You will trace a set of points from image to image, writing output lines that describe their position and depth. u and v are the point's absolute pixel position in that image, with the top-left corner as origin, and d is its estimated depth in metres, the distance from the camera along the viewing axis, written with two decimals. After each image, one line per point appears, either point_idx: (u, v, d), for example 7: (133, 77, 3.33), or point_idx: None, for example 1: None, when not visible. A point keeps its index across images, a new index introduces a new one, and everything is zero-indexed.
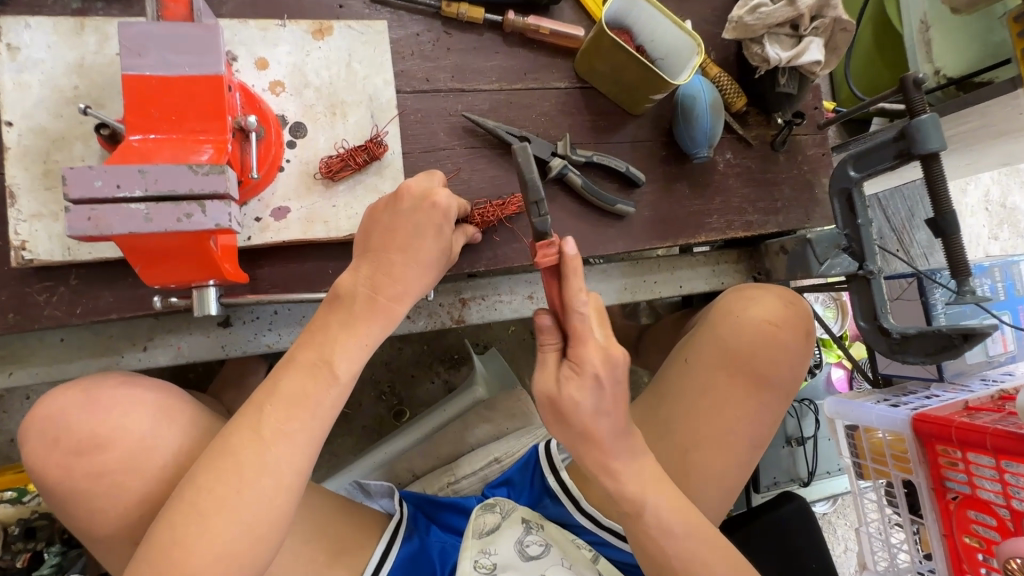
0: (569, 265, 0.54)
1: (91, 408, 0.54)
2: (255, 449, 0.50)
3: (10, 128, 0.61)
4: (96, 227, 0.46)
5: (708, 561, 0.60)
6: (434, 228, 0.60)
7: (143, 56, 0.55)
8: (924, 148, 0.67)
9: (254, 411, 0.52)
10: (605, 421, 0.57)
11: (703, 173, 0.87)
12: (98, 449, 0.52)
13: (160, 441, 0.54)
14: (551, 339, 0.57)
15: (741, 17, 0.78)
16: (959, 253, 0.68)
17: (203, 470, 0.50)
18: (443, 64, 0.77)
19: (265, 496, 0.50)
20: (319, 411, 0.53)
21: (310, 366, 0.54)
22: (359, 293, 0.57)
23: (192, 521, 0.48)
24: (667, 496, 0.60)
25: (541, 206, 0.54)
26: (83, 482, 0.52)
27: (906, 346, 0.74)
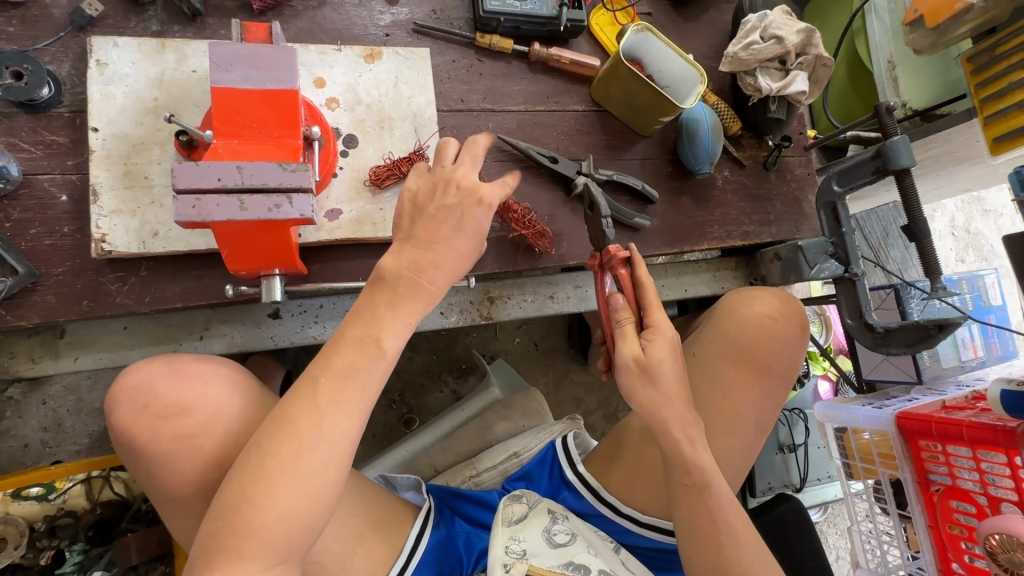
0: (636, 257, 0.73)
1: (174, 379, 0.61)
2: (314, 419, 0.55)
3: (95, 133, 0.68)
4: (199, 213, 0.53)
5: (725, 535, 0.68)
6: (477, 228, 0.64)
7: (230, 72, 0.63)
8: (897, 164, 0.78)
9: (310, 384, 0.57)
10: (680, 386, 0.69)
11: (704, 188, 0.96)
12: (182, 413, 0.59)
13: (234, 408, 0.61)
14: (627, 314, 0.70)
15: (736, 53, 0.90)
16: (931, 254, 0.77)
17: (267, 435, 0.55)
18: (476, 87, 0.87)
19: (321, 461, 0.55)
20: (368, 385, 0.58)
21: (358, 343, 0.59)
22: (402, 277, 0.61)
23: (258, 482, 0.53)
24: (699, 470, 0.68)
25: (608, 219, 0.74)
26: (168, 443, 0.58)
27: (888, 339, 0.83)
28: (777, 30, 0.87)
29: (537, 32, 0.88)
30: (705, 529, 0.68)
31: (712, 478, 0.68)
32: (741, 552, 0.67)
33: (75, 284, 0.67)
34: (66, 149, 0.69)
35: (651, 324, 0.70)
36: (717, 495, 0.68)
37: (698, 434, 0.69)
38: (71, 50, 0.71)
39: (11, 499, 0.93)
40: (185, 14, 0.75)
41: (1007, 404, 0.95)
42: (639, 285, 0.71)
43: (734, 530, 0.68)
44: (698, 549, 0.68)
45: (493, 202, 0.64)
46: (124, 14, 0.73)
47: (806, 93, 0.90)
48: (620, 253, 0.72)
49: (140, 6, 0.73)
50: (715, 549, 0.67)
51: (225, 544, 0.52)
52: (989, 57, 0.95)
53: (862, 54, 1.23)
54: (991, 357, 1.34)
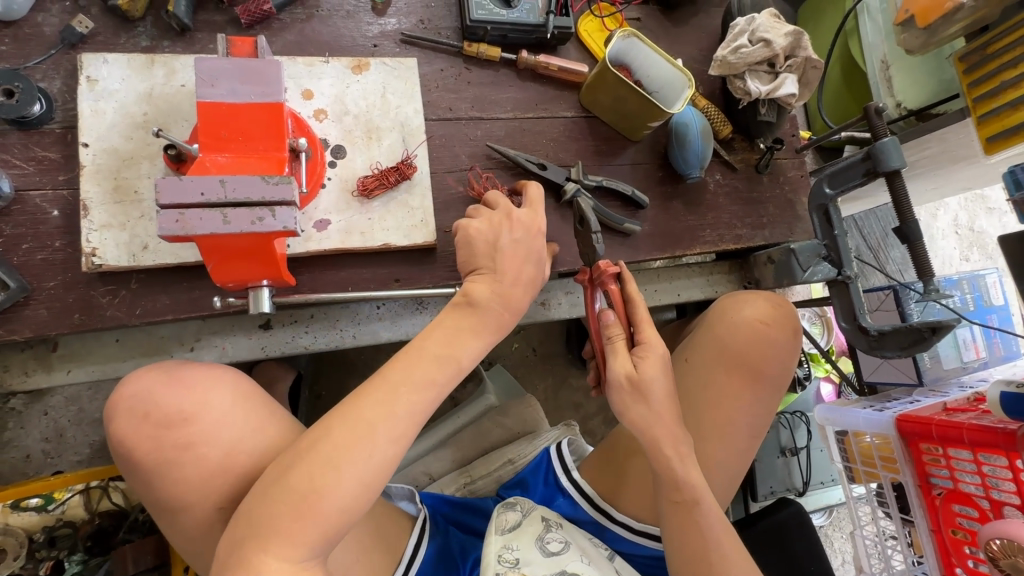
0: (627, 275, 0.73)
1: (175, 386, 0.58)
2: (385, 422, 0.52)
3: (86, 148, 0.69)
4: (182, 228, 0.54)
5: (717, 552, 0.68)
6: (537, 256, 0.67)
7: (215, 86, 0.63)
8: (887, 166, 0.77)
9: (388, 387, 0.54)
10: (671, 402, 0.69)
11: (695, 192, 0.96)
12: (185, 422, 0.57)
13: (240, 415, 0.59)
14: (618, 331, 0.70)
15: (725, 56, 0.90)
16: (923, 256, 0.76)
17: (340, 427, 0.51)
18: (464, 95, 0.87)
19: (383, 463, 0.52)
20: (439, 396, 0.56)
21: (439, 357, 0.57)
22: (491, 306, 0.62)
23: (328, 474, 0.49)
24: (692, 485, 0.68)
25: (598, 237, 0.73)
26: (171, 452, 0.56)
27: (883, 342, 0.82)
28: (764, 34, 0.87)
29: (524, 39, 0.89)
30: (696, 544, 0.68)
31: (702, 496, 0.68)
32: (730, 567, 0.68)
33: (67, 298, 0.68)
34: (57, 165, 0.70)
35: (642, 340, 0.70)
36: (709, 514, 0.68)
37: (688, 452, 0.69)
38: (62, 67, 0.72)
39: (11, 510, 0.95)
40: (174, 30, 0.76)
41: (1007, 406, 0.96)
42: (632, 302, 0.71)
43: (725, 546, 0.68)
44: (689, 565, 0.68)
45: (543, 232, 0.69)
46: (114, 30, 0.74)
47: (796, 96, 0.90)
48: (609, 269, 0.72)
49: (130, 22, 0.74)
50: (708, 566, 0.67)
51: (282, 531, 0.48)
52: (983, 56, 0.94)
53: (856, 54, 1.23)
54: (995, 357, 1.32)
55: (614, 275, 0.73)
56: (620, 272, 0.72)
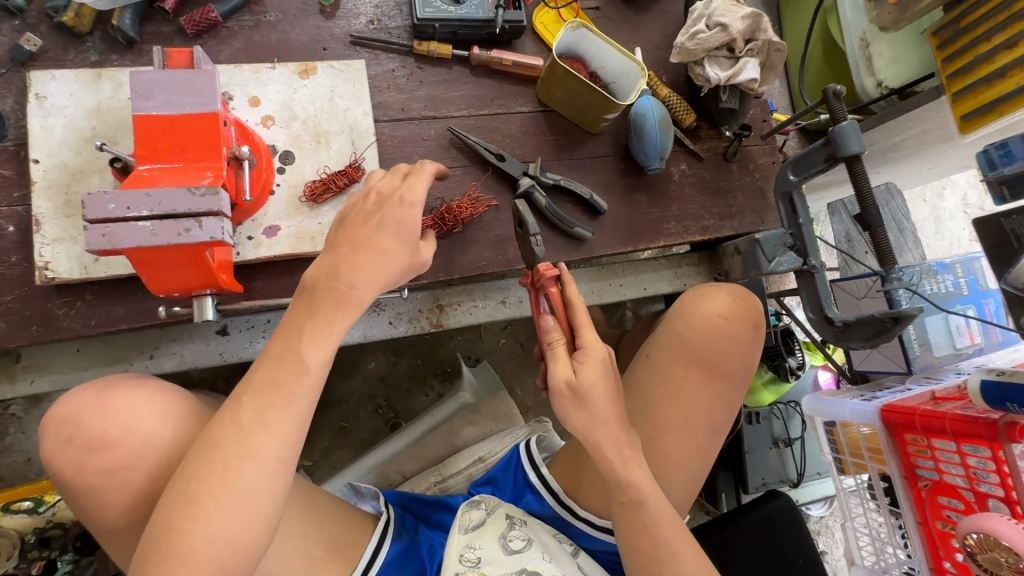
0: (567, 277, 0.72)
1: (100, 410, 0.61)
2: (238, 436, 0.55)
3: (37, 164, 0.71)
4: (109, 241, 0.55)
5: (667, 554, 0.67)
6: (398, 226, 0.63)
7: (150, 99, 0.64)
8: (847, 151, 0.74)
9: (234, 406, 0.56)
10: (613, 404, 0.69)
11: (659, 184, 0.94)
12: (106, 447, 0.60)
13: (162, 439, 0.61)
14: (558, 335, 0.70)
15: (683, 43, 0.87)
16: (885, 244, 0.74)
17: (194, 460, 0.55)
18: (417, 95, 0.87)
19: (248, 483, 0.54)
20: (293, 397, 0.57)
21: (280, 357, 0.58)
22: (320, 283, 0.61)
23: (185, 508, 0.53)
24: (641, 488, 0.68)
25: (537, 238, 0.74)
26: (96, 476, 0.60)
27: (848, 333, 0.79)
28: (721, 18, 0.84)
29: (476, 35, 0.87)
30: (646, 548, 0.67)
31: (646, 497, 0.67)
32: (679, 564, 0.67)
33: (24, 311, 0.70)
34: (12, 182, 0.72)
35: (582, 344, 0.69)
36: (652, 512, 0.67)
37: (634, 454, 0.68)
38: (13, 86, 0.73)
39: (3, 513, 1.00)
40: (122, 43, 0.77)
41: (988, 395, 0.93)
42: (571, 306, 0.71)
43: (676, 544, 0.68)
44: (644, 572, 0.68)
45: (415, 202, 0.65)
46: (63, 46, 0.75)
47: (757, 80, 0.87)
48: (547, 270, 0.72)
49: (78, 38, 0.76)
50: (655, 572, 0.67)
51: (156, 572, 0.52)
52: (957, 30, 0.91)
53: (835, 33, 1.18)
54: (991, 343, 1.27)
55: (553, 276, 0.72)
56: (558, 275, 0.72)
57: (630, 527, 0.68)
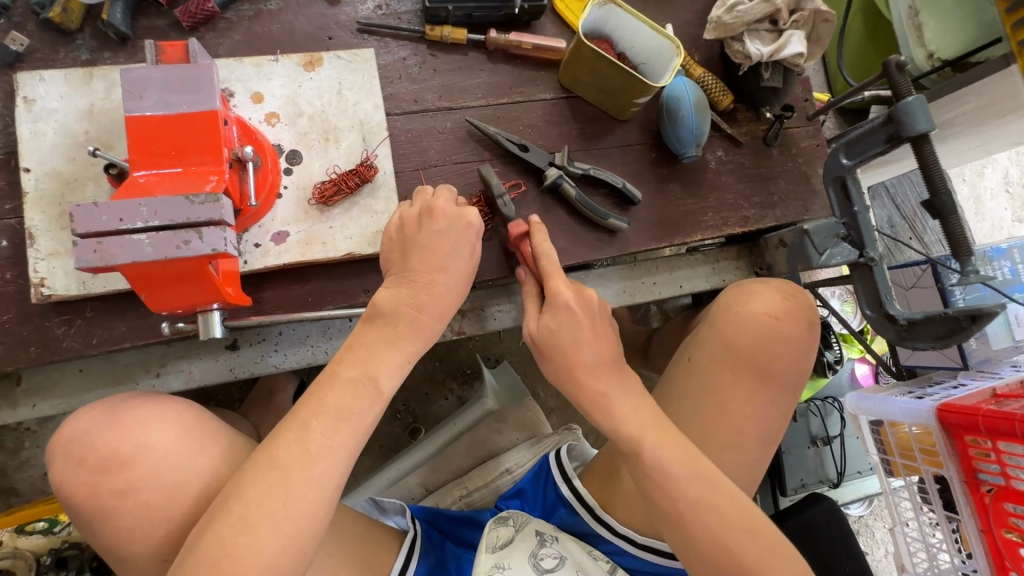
0: (533, 228, 0.71)
1: (113, 428, 0.56)
2: (301, 460, 0.53)
3: (28, 173, 0.66)
4: (101, 257, 0.50)
5: (720, 531, 0.58)
6: (467, 249, 0.65)
7: (143, 98, 0.59)
8: (913, 130, 0.66)
9: (299, 427, 0.54)
10: (586, 349, 0.66)
11: (695, 173, 0.87)
12: (121, 467, 0.54)
13: (181, 457, 0.56)
14: (530, 287, 0.71)
15: (720, 17, 0.79)
16: (959, 233, 0.65)
17: (251, 482, 0.52)
18: (431, 85, 0.80)
19: (307, 509, 0.52)
20: (361, 424, 0.57)
21: (353, 384, 0.57)
22: (402, 313, 0.61)
23: (241, 534, 0.50)
24: (640, 435, 0.62)
25: (504, 198, 0.71)
26: (109, 498, 0.54)
27: (915, 332, 0.71)
28: None
29: (492, 17, 0.81)
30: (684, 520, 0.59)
31: (643, 441, 0.61)
32: (726, 540, 0.58)
33: (21, 331, 0.65)
34: (2, 194, 0.67)
35: (547, 291, 0.67)
36: (658, 458, 0.61)
37: (612, 390, 0.65)
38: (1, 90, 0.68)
39: (18, 534, 0.97)
40: (113, 39, 0.71)
41: None
42: (535, 255, 0.70)
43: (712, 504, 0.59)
44: (696, 557, 0.59)
45: (474, 223, 0.66)
46: (52, 45, 0.70)
47: (804, 56, 0.79)
48: (517, 228, 0.72)
49: (67, 35, 0.70)
50: (708, 558, 0.58)
51: None
52: None
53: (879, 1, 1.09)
54: None
55: (523, 232, 0.72)
56: (526, 228, 0.72)
57: (643, 485, 0.61)
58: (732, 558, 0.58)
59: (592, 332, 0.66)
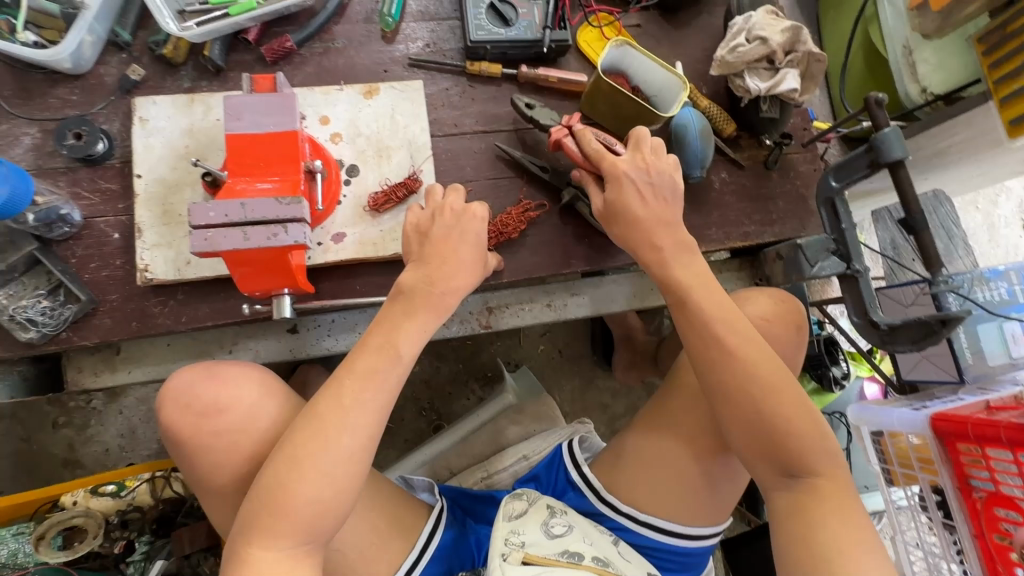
0: (573, 130, 0.82)
1: (212, 382, 0.67)
2: (338, 411, 0.63)
3: (140, 179, 0.80)
4: (210, 245, 0.62)
5: (750, 374, 0.71)
6: (475, 237, 0.75)
7: (241, 119, 0.73)
8: (890, 156, 0.75)
9: (335, 383, 0.65)
10: (648, 210, 0.79)
11: (701, 192, 0.97)
12: (218, 414, 0.66)
13: (265, 408, 0.68)
14: (587, 176, 0.84)
15: (723, 57, 0.91)
16: (930, 247, 0.75)
17: (299, 430, 0.63)
18: (469, 111, 0.93)
19: (344, 453, 0.62)
20: (385, 384, 0.66)
21: (378, 347, 0.67)
22: (417, 288, 0.71)
23: (290, 470, 0.61)
24: (689, 286, 0.76)
25: (529, 161, 0.90)
26: (208, 438, 0.66)
27: (895, 336, 0.79)
28: (760, 31, 0.87)
29: (524, 55, 0.94)
30: (748, 404, 0.71)
31: (690, 291, 0.76)
32: (750, 386, 0.71)
33: (126, 308, 0.79)
34: (117, 195, 0.81)
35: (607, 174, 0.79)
36: (700, 307, 0.75)
37: (669, 249, 0.78)
38: (120, 111, 0.83)
39: (90, 496, 1.08)
40: (210, 71, 0.86)
41: None
42: (584, 153, 0.82)
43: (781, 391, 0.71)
44: (725, 398, 0.72)
45: (482, 215, 0.77)
46: (162, 75, 0.85)
47: (798, 90, 0.89)
48: (551, 143, 0.85)
49: (173, 67, 0.85)
50: (733, 397, 0.72)
51: (263, 524, 0.59)
52: (1003, 36, 0.92)
53: (876, 41, 1.19)
54: None
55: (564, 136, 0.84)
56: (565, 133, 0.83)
57: (690, 335, 0.75)
58: (762, 413, 0.70)
59: (652, 199, 0.79)
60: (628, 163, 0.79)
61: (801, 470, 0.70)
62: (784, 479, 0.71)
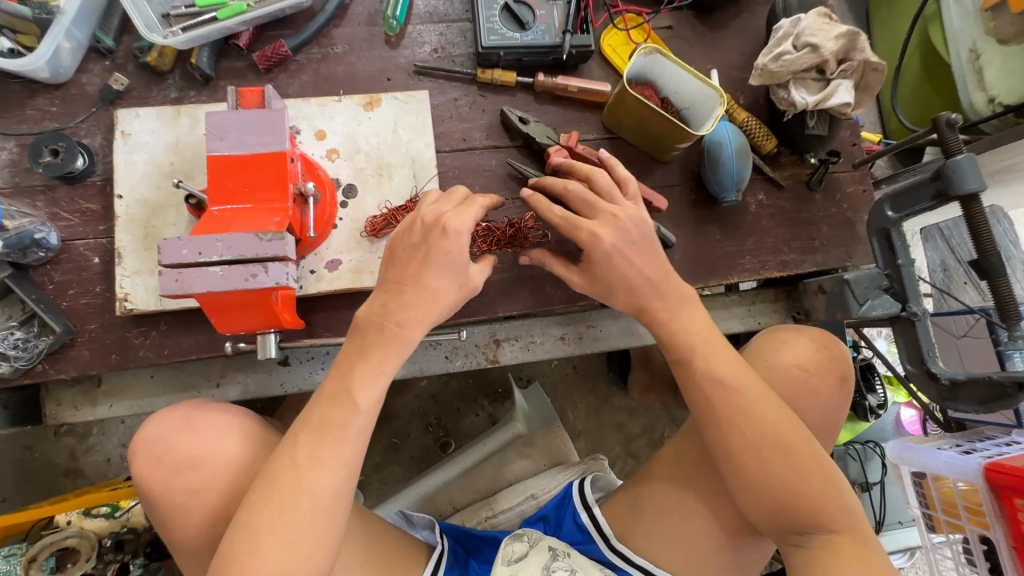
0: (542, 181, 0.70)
1: (188, 433, 0.62)
2: (294, 476, 0.55)
3: (120, 199, 0.74)
4: (182, 287, 0.56)
5: (761, 429, 0.64)
6: (447, 261, 0.60)
7: (224, 139, 0.66)
8: (962, 189, 0.65)
9: (289, 439, 0.57)
10: (634, 271, 0.68)
11: (734, 215, 0.88)
12: (193, 469, 0.60)
13: (243, 461, 0.62)
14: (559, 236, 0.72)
15: (765, 65, 0.80)
16: (1006, 296, 0.65)
17: (255, 495, 0.55)
18: (479, 124, 0.84)
19: (302, 520, 0.54)
20: (345, 437, 0.57)
21: (333, 396, 0.58)
22: (371, 323, 0.60)
23: (245, 541, 0.53)
24: (688, 339, 0.69)
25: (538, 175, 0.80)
26: (182, 496, 0.60)
27: (957, 393, 0.70)
28: (811, 38, 0.77)
29: (541, 62, 0.85)
30: (751, 467, 0.64)
31: (692, 344, 0.68)
32: (760, 444, 0.64)
33: (106, 339, 0.73)
34: (98, 216, 0.75)
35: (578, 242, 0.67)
36: (703, 360, 0.67)
37: (667, 302, 0.69)
38: (102, 124, 0.77)
39: (84, 516, 1.06)
40: (199, 79, 0.79)
41: None
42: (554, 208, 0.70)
43: (787, 448, 0.64)
44: (732, 459, 0.65)
45: (460, 230, 0.60)
46: (147, 84, 0.78)
47: (851, 105, 0.79)
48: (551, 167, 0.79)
49: (159, 76, 0.79)
50: (739, 459, 0.65)
51: None
52: None
53: (937, 43, 1.07)
54: None
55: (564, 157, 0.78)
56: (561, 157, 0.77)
57: (693, 389, 0.68)
58: (776, 475, 0.63)
59: (635, 263, 0.67)
60: (599, 226, 0.67)
61: (814, 532, 0.64)
62: (790, 539, 0.65)
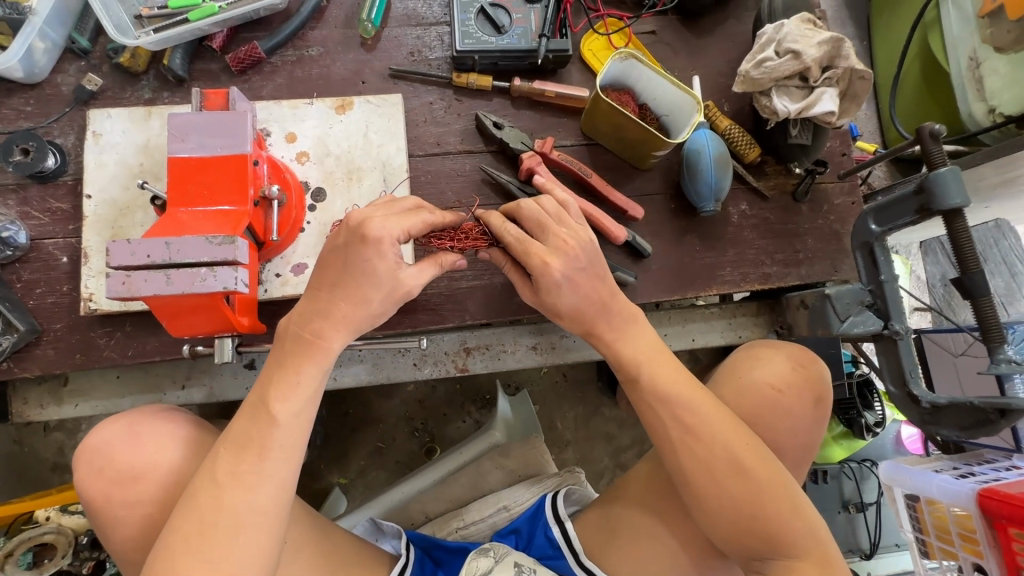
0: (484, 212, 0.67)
1: (130, 444, 0.61)
2: (213, 495, 0.54)
3: (89, 199, 0.74)
4: (128, 289, 0.55)
5: (715, 453, 0.63)
6: (366, 268, 0.57)
7: (185, 141, 0.65)
8: (944, 204, 0.62)
9: (211, 457, 0.56)
10: (584, 295, 0.67)
11: (714, 226, 0.85)
12: (134, 481, 0.60)
13: (184, 473, 0.61)
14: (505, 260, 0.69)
15: (748, 71, 0.77)
16: (989, 316, 0.62)
17: (177, 515, 0.54)
18: (453, 128, 0.83)
19: (223, 539, 0.53)
20: (268, 452, 0.56)
21: (252, 411, 0.57)
22: (291, 333, 0.59)
23: (163, 563, 0.52)
24: (638, 360, 0.68)
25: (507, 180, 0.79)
26: (122, 508, 0.60)
27: (939, 418, 0.67)
28: (793, 44, 0.74)
29: (518, 66, 0.83)
30: (709, 491, 0.63)
31: (640, 366, 0.67)
32: (715, 466, 0.63)
33: (70, 338, 0.73)
34: (67, 216, 0.76)
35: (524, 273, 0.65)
36: (651, 382, 0.67)
37: (619, 323, 0.69)
38: (75, 125, 0.77)
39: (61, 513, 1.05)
40: (172, 81, 0.79)
41: None
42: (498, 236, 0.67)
43: (746, 471, 0.63)
44: (688, 483, 0.64)
45: (380, 236, 0.56)
46: (121, 85, 0.78)
47: (836, 114, 0.76)
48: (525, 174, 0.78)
49: (134, 77, 0.79)
50: (696, 483, 0.64)
51: None
52: None
53: (937, 50, 1.03)
54: None
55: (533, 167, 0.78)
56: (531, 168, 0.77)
57: (645, 413, 0.67)
58: (733, 499, 0.63)
59: (585, 286, 0.66)
60: (549, 253, 0.64)
61: (778, 556, 0.63)
62: (754, 564, 0.64)
